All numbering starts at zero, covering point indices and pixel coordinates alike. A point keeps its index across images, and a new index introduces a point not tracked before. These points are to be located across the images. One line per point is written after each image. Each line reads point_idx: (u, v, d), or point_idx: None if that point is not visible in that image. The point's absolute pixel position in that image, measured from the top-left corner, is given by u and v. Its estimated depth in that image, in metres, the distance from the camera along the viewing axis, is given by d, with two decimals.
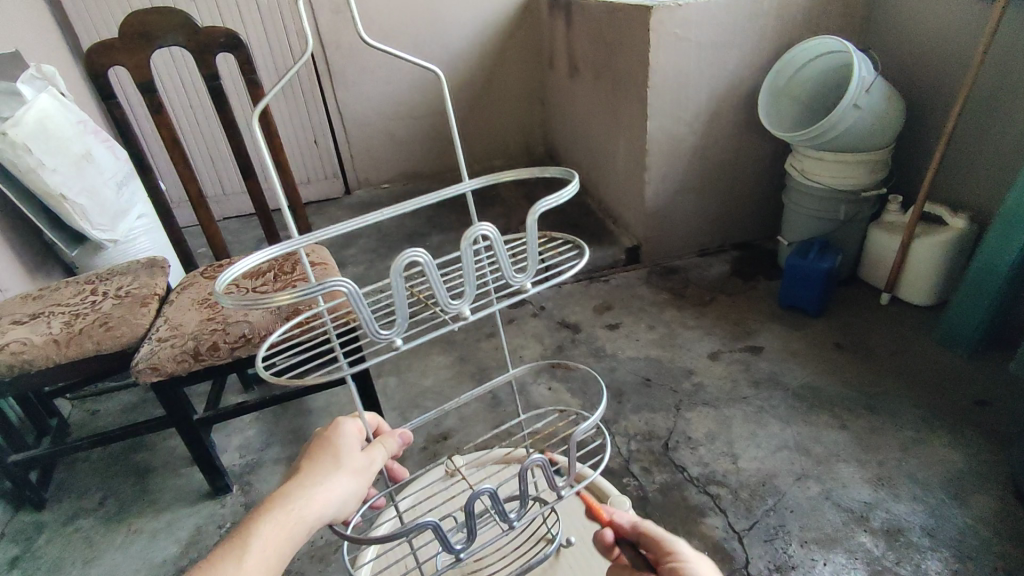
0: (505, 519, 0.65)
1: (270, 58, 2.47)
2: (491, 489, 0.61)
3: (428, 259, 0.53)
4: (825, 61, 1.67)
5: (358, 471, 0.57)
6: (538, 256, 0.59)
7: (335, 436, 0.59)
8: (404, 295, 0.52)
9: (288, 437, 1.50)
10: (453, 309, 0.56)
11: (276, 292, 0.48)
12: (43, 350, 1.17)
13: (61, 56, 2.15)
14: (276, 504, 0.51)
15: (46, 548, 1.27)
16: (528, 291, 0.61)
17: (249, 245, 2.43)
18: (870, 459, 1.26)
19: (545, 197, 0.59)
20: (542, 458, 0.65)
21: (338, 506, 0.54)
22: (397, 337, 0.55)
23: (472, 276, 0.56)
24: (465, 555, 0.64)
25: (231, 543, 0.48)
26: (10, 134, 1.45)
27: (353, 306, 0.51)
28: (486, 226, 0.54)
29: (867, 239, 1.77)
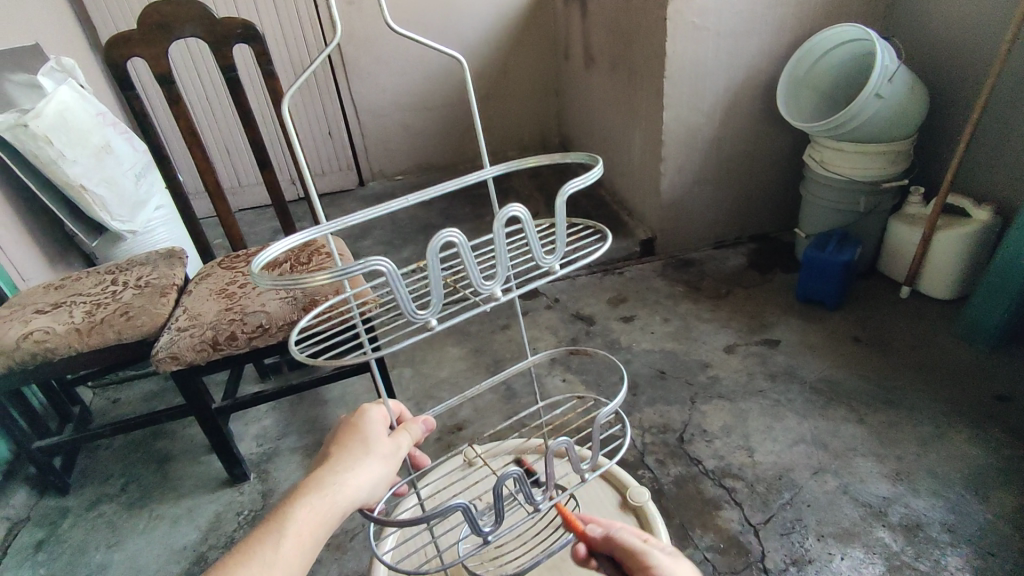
0: (531, 500, 0.64)
1: (285, 49, 2.47)
2: (518, 470, 0.60)
3: (462, 240, 0.52)
4: (847, 50, 1.64)
5: (386, 456, 0.58)
6: (566, 238, 0.59)
7: (362, 423, 0.59)
8: (439, 276, 0.52)
9: (305, 426, 1.52)
10: (486, 291, 0.56)
11: (309, 275, 0.48)
12: (65, 339, 1.19)
13: (80, 49, 2.17)
14: (310, 488, 0.52)
15: (70, 532, 1.30)
16: (558, 273, 0.61)
17: (265, 236, 2.45)
18: (888, 454, 1.25)
19: (571, 179, 0.58)
20: (567, 441, 0.64)
21: (369, 491, 0.55)
22: (433, 319, 0.55)
23: (505, 257, 0.55)
24: (494, 537, 0.63)
25: (269, 527, 0.49)
26: (31, 126, 1.47)
27: (390, 286, 0.51)
28: (516, 207, 0.54)
29: (887, 231, 1.74)
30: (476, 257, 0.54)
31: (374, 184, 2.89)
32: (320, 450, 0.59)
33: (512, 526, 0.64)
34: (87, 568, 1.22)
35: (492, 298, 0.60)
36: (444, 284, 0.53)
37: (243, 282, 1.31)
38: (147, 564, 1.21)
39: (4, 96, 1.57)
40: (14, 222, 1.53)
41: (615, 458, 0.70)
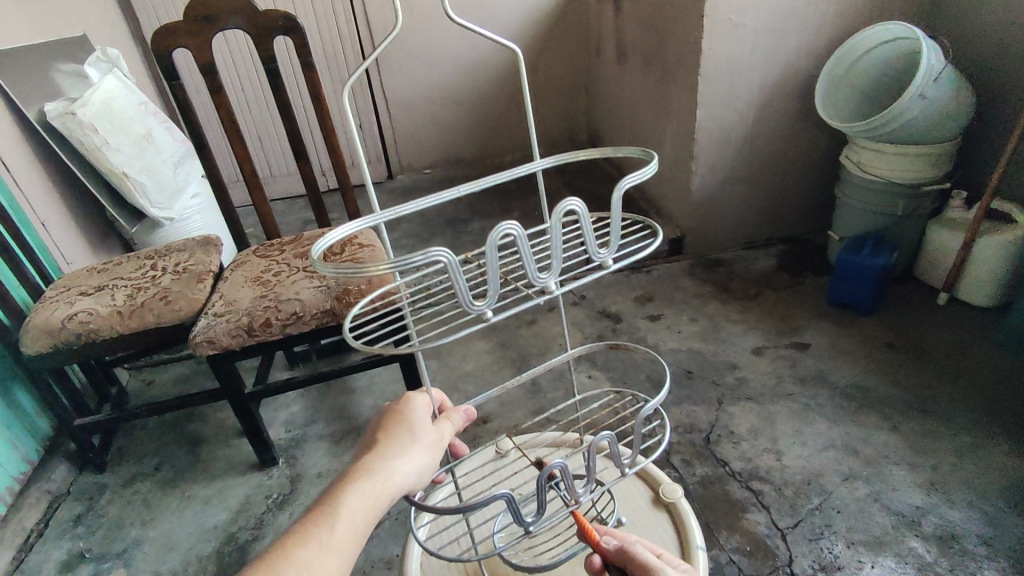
0: (573, 493, 0.66)
1: (320, 43, 2.51)
2: (561, 463, 0.62)
3: (520, 232, 0.53)
4: (890, 49, 1.60)
5: (431, 445, 0.59)
6: (619, 233, 0.59)
7: (408, 410, 0.60)
8: (497, 268, 0.53)
9: (332, 414, 1.54)
10: (540, 283, 0.56)
11: (371, 264, 0.49)
12: (106, 321, 1.22)
13: (123, 40, 2.23)
14: (361, 474, 0.53)
15: (107, 508, 1.34)
16: (610, 267, 0.61)
17: (295, 226, 2.49)
18: (922, 463, 1.22)
19: (627, 175, 0.58)
20: (610, 435, 0.66)
21: (415, 478, 0.56)
22: (488, 311, 0.56)
23: (560, 251, 0.56)
24: (535, 528, 0.65)
25: (323, 509, 0.50)
26: (78, 114, 1.52)
27: (450, 276, 0.52)
28: (573, 200, 0.54)
29: (926, 236, 1.70)
30: (533, 250, 0.55)
31: (402, 177, 2.91)
32: (366, 434, 0.60)
33: (553, 518, 0.66)
34: (123, 543, 1.26)
35: (546, 291, 0.60)
36: (500, 275, 0.54)
37: (277, 270, 1.34)
38: (180, 542, 1.24)
39: (53, 84, 1.62)
40: (59, 207, 1.58)
41: (653, 455, 0.72)
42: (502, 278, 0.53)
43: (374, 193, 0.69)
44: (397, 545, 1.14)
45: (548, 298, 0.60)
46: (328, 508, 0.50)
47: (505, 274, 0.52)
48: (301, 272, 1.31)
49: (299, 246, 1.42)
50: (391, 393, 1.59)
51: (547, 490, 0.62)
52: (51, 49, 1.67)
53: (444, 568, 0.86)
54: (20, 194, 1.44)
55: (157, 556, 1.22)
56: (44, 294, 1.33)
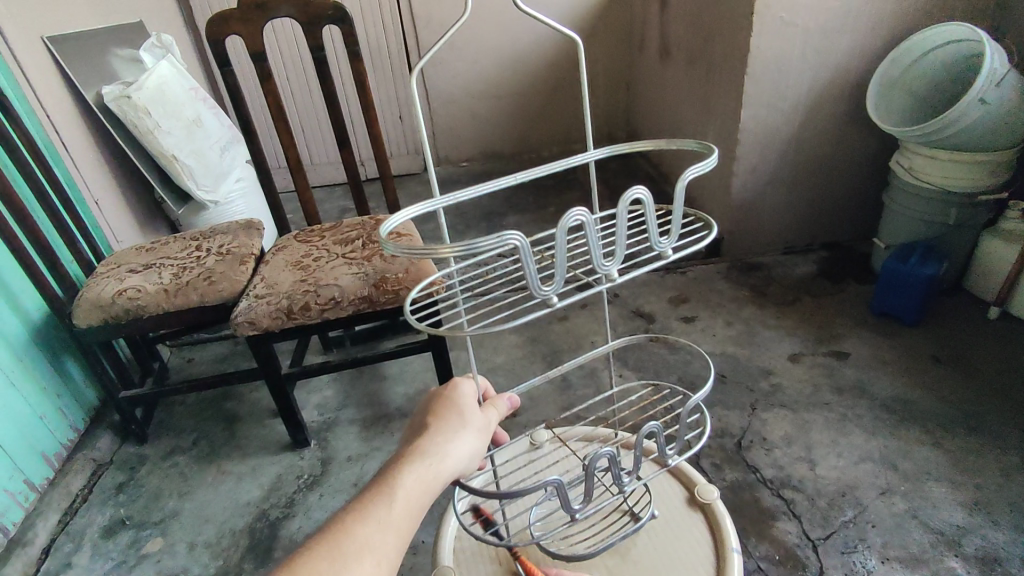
0: (619, 481, 0.67)
1: (365, 34, 2.54)
2: (611, 451, 0.63)
3: (590, 219, 0.53)
4: (951, 50, 1.54)
5: (480, 430, 0.60)
6: (682, 222, 0.59)
7: (456, 396, 0.61)
8: (566, 254, 0.53)
9: (364, 400, 1.57)
10: (604, 271, 0.56)
11: (438, 246, 0.50)
12: (155, 298, 1.27)
13: (177, 27, 2.30)
14: (415, 457, 0.53)
15: (147, 479, 1.39)
16: (670, 257, 0.61)
17: (333, 214, 2.53)
18: (965, 482, 1.18)
19: (691, 166, 0.58)
20: (658, 426, 0.67)
21: (466, 462, 0.57)
22: (553, 296, 0.56)
23: (625, 238, 0.56)
24: (582, 515, 0.66)
25: (381, 488, 0.51)
26: (133, 97, 1.58)
27: (520, 260, 0.52)
28: (640, 189, 0.54)
29: (979, 246, 1.64)
30: (599, 237, 0.55)
31: (439, 170, 2.93)
32: (415, 418, 0.60)
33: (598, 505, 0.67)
34: (161, 513, 1.30)
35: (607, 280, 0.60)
36: (567, 262, 0.54)
37: (318, 255, 1.36)
38: (215, 515, 1.28)
39: (110, 69, 1.68)
40: (112, 186, 1.64)
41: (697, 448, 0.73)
42: (569, 264, 0.53)
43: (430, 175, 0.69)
44: (425, 531, 1.15)
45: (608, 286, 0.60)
46: (386, 488, 0.51)
47: (573, 260, 0.52)
48: (340, 257, 1.33)
49: (339, 232, 1.44)
50: (422, 382, 1.61)
51: (594, 478, 0.63)
52: (110, 34, 1.74)
53: (474, 556, 0.87)
54: (77, 173, 1.50)
55: (193, 527, 1.26)
56: (97, 270, 1.38)
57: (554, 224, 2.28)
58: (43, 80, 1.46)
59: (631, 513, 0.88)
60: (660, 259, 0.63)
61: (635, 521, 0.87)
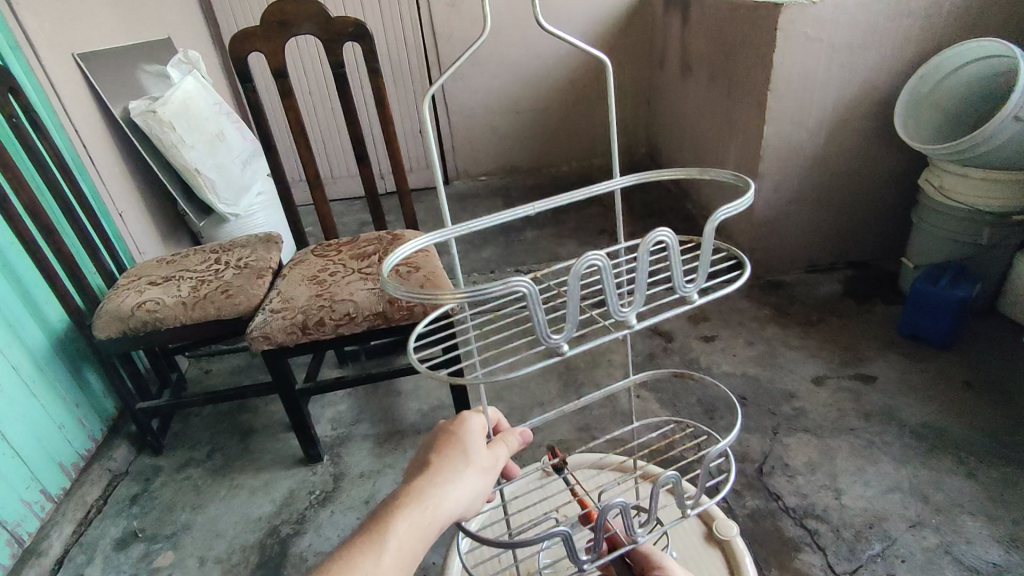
0: (633, 532, 0.62)
1: (387, 50, 2.57)
2: (624, 501, 0.59)
3: (606, 263, 0.51)
4: (981, 67, 1.50)
5: (484, 469, 0.58)
6: (708, 266, 0.57)
7: (462, 432, 0.59)
8: (579, 297, 0.51)
9: (377, 416, 1.56)
10: (622, 317, 0.54)
11: (441, 291, 0.48)
12: (173, 311, 1.27)
13: (205, 44, 2.36)
14: (411, 499, 0.52)
15: (161, 491, 1.40)
16: (693, 300, 0.59)
17: (352, 227, 2.55)
18: (1001, 516, 1.12)
19: (723, 206, 0.56)
20: (676, 475, 0.63)
21: (467, 503, 0.55)
22: (564, 343, 0.54)
23: (645, 282, 0.54)
24: (591, 568, 0.62)
25: (372, 532, 0.49)
26: (159, 112, 1.61)
27: (529, 306, 0.50)
28: (666, 231, 0.52)
29: (1013, 268, 1.58)
30: (616, 282, 0.53)
31: (458, 183, 2.94)
32: (419, 454, 0.59)
33: (609, 557, 0.63)
34: (173, 526, 1.30)
35: (623, 325, 0.59)
36: (580, 306, 0.52)
37: (335, 271, 1.36)
38: (226, 530, 1.28)
39: (139, 85, 1.72)
40: (136, 200, 1.67)
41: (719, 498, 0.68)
42: (581, 309, 0.51)
43: (441, 200, 0.69)
44: (435, 553, 1.13)
45: (625, 332, 0.58)
46: (377, 533, 0.49)
47: (585, 304, 0.50)
48: (358, 274, 1.33)
49: (357, 248, 1.45)
50: (436, 398, 1.59)
51: (605, 530, 0.59)
52: (138, 51, 1.78)
53: None
54: (102, 186, 1.53)
55: (204, 542, 1.25)
56: (117, 283, 1.39)
57: (572, 239, 2.26)
58: (72, 95, 1.49)
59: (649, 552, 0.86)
60: (684, 303, 0.60)
61: None
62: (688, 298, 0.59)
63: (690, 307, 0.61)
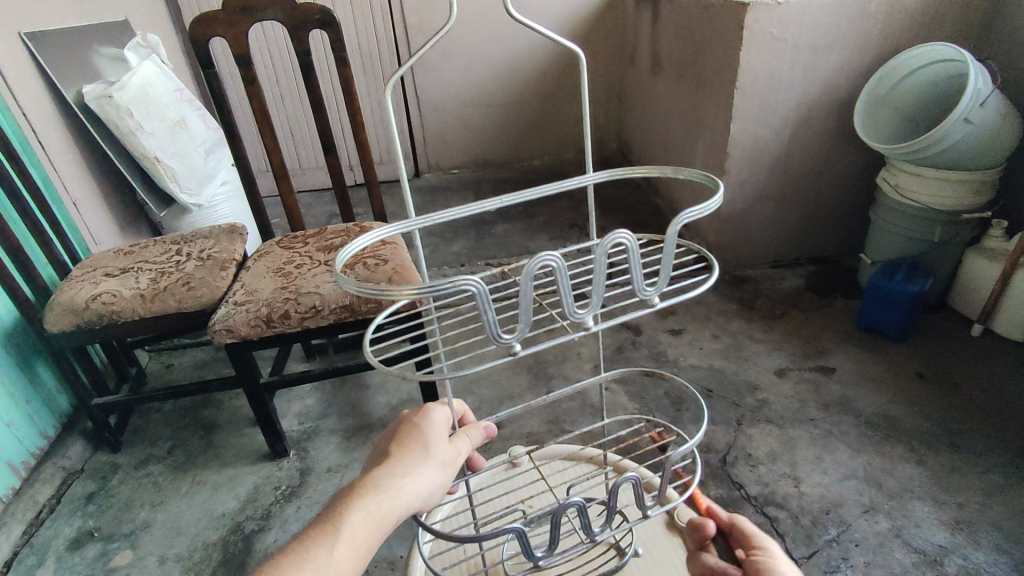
0: (589, 531, 0.65)
1: (356, 38, 2.53)
2: (579, 501, 0.61)
3: (561, 263, 0.52)
4: (934, 70, 1.56)
5: (445, 462, 0.58)
6: (669, 269, 0.58)
7: (424, 425, 0.60)
8: (532, 297, 0.51)
9: (345, 410, 1.54)
10: (577, 318, 0.55)
11: (394, 286, 0.48)
12: (131, 303, 1.23)
13: (165, 28, 2.28)
14: (369, 489, 0.52)
15: (119, 488, 1.36)
16: (655, 304, 0.60)
17: (320, 219, 2.50)
18: (948, 501, 1.17)
19: (689, 208, 0.56)
20: (636, 476, 0.64)
21: (426, 496, 0.55)
22: (515, 343, 0.54)
23: (601, 284, 0.54)
24: (545, 563, 0.65)
25: (327, 523, 0.50)
26: (115, 97, 1.55)
27: (479, 306, 0.50)
28: (624, 233, 0.53)
29: (964, 265, 1.65)
30: (572, 283, 0.53)
31: (429, 176, 2.91)
32: (381, 446, 0.59)
33: (564, 553, 0.66)
34: (132, 524, 1.26)
35: (581, 326, 0.59)
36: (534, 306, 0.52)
37: (300, 263, 1.34)
38: (187, 527, 1.25)
39: (93, 68, 1.65)
40: (92, 188, 1.61)
41: (686, 496, 0.69)
42: (534, 310, 0.51)
43: (405, 192, 0.69)
44: (403, 546, 1.13)
45: (582, 334, 0.59)
46: (331, 523, 0.49)
47: (538, 305, 0.51)
48: (324, 267, 1.31)
49: (322, 240, 1.42)
50: (405, 391, 1.58)
51: (561, 527, 0.62)
52: (93, 33, 1.71)
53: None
54: (55, 173, 1.47)
55: (164, 540, 1.22)
56: (71, 275, 1.34)
57: (543, 233, 2.27)
58: (20, 78, 1.43)
59: (616, 548, 0.87)
60: (645, 307, 0.61)
61: (620, 557, 0.87)
62: (650, 301, 0.60)
63: (652, 310, 0.62)
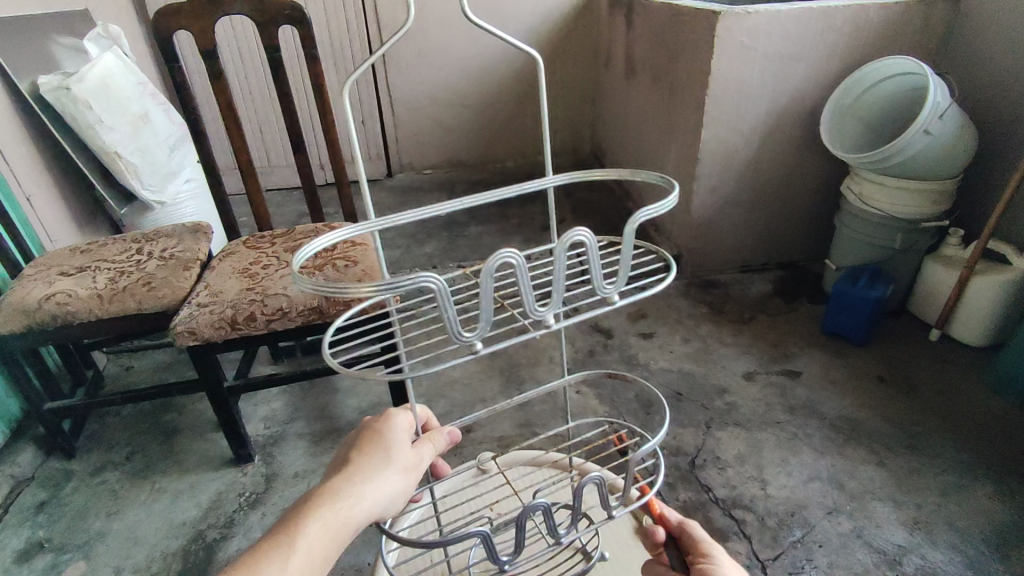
0: (555, 534, 0.64)
1: (328, 35, 2.49)
2: (544, 503, 0.61)
3: (521, 260, 0.51)
4: (896, 83, 1.61)
5: (407, 468, 0.57)
6: (629, 267, 0.57)
7: (386, 430, 0.59)
8: (492, 295, 0.50)
9: (313, 414, 1.51)
10: (539, 317, 0.54)
11: (356, 284, 0.47)
12: (86, 303, 1.19)
13: (128, 19, 2.20)
14: (326, 498, 0.51)
15: (72, 497, 1.30)
16: (616, 303, 0.60)
17: (289, 219, 2.46)
18: (907, 502, 1.20)
19: (646, 207, 0.56)
20: (600, 476, 0.64)
21: (386, 503, 0.54)
22: (476, 341, 0.54)
23: (561, 282, 0.54)
24: (511, 568, 0.64)
25: (281, 534, 0.48)
26: (74, 89, 1.49)
27: (438, 305, 0.49)
28: (584, 230, 0.53)
29: (922, 271, 1.70)
30: (532, 282, 0.53)
31: (402, 176, 2.88)
32: (341, 452, 0.58)
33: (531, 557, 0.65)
34: (86, 534, 1.21)
35: (543, 325, 0.58)
36: (495, 305, 0.52)
37: (265, 263, 1.31)
38: (146, 536, 1.20)
39: (50, 58, 1.59)
40: (47, 182, 1.54)
41: (646, 497, 0.69)
42: (493, 308, 0.50)
43: (373, 195, 0.68)
44: (370, 553, 1.11)
45: (544, 332, 0.58)
46: (285, 535, 0.48)
47: (497, 302, 0.50)
48: (290, 266, 1.29)
49: (290, 240, 1.39)
50: (375, 395, 1.56)
51: (526, 531, 0.61)
52: (51, 21, 1.64)
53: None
54: (7, 167, 1.41)
55: (120, 550, 1.18)
56: (23, 273, 1.28)
57: (517, 236, 2.27)
58: None
59: (583, 552, 0.87)
60: (607, 305, 0.61)
61: (587, 560, 0.86)
62: (610, 300, 0.60)
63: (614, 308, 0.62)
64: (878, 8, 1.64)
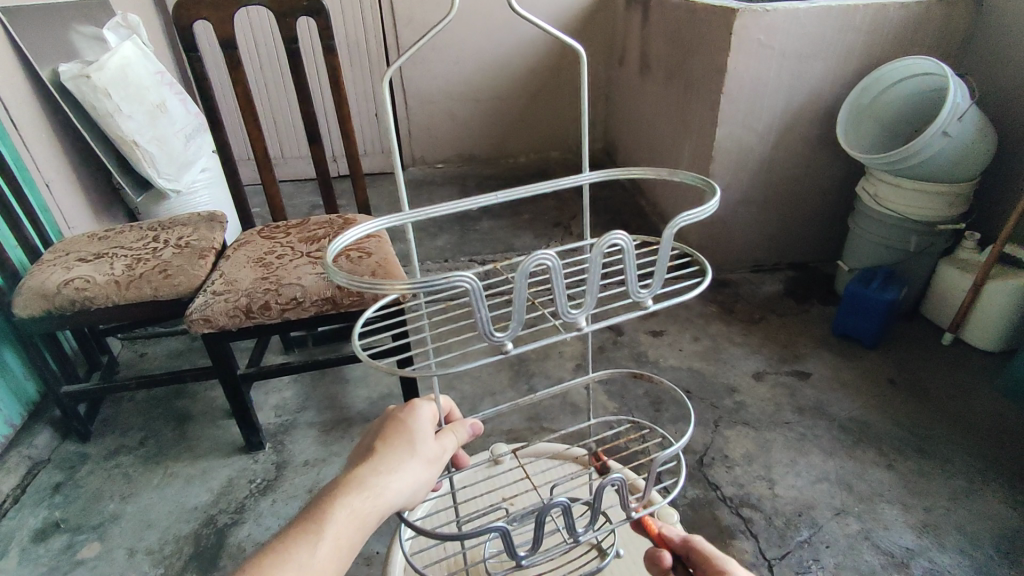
0: (572, 532, 0.65)
1: (344, 27, 2.49)
2: (563, 502, 0.61)
3: (556, 262, 0.51)
4: (916, 83, 1.59)
5: (430, 459, 0.58)
6: (664, 271, 0.58)
7: (411, 421, 0.59)
8: (525, 295, 0.51)
9: (324, 403, 1.52)
10: (571, 319, 0.55)
11: (388, 280, 0.47)
12: (104, 289, 1.20)
13: (146, 9, 2.22)
14: (353, 488, 0.52)
15: (87, 479, 1.32)
16: (647, 307, 0.60)
17: (302, 210, 2.47)
18: (916, 504, 1.20)
19: (686, 212, 0.57)
20: (621, 479, 0.64)
21: (410, 493, 0.55)
22: (507, 342, 0.54)
23: (595, 284, 0.54)
24: (527, 563, 0.65)
25: (310, 521, 0.49)
26: (93, 77, 1.51)
27: (472, 304, 0.50)
28: (620, 235, 0.53)
29: (938, 273, 1.69)
30: (566, 284, 0.53)
31: (414, 169, 2.89)
32: (365, 442, 0.59)
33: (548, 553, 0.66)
34: (101, 516, 1.23)
35: (574, 328, 0.58)
36: (527, 306, 0.52)
37: (281, 252, 1.32)
38: (159, 520, 1.22)
39: (70, 47, 1.61)
40: (66, 170, 1.56)
41: (666, 501, 0.69)
42: (526, 309, 0.51)
43: (398, 185, 0.68)
44: (379, 542, 1.12)
45: (575, 334, 0.59)
46: (314, 522, 0.49)
47: (530, 303, 0.50)
48: (306, 256, 1.30)
49: (305, 230, 1.40)
50: (385, 386, 1.57)
51: (544, 528, 0.62)
52: (72, 10, 1.66)
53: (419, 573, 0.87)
54: (27, 153, 1.42)
55: (133, 532, 1.20)
56: (42, 259, 1.30)
57: (528, 231, 2.27)
58: None
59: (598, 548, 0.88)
60: (639, 309, 0.61)
61: (600, 558, 0.86)
62: (643, 304, 0.60)
63: (646, 312, 0.62)
64: (899, 7, 1.62)
